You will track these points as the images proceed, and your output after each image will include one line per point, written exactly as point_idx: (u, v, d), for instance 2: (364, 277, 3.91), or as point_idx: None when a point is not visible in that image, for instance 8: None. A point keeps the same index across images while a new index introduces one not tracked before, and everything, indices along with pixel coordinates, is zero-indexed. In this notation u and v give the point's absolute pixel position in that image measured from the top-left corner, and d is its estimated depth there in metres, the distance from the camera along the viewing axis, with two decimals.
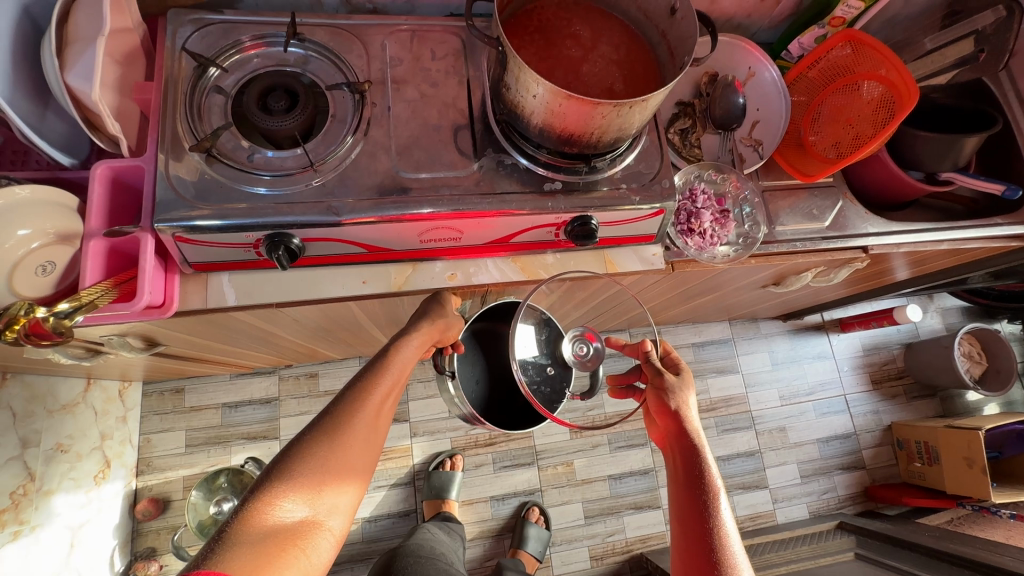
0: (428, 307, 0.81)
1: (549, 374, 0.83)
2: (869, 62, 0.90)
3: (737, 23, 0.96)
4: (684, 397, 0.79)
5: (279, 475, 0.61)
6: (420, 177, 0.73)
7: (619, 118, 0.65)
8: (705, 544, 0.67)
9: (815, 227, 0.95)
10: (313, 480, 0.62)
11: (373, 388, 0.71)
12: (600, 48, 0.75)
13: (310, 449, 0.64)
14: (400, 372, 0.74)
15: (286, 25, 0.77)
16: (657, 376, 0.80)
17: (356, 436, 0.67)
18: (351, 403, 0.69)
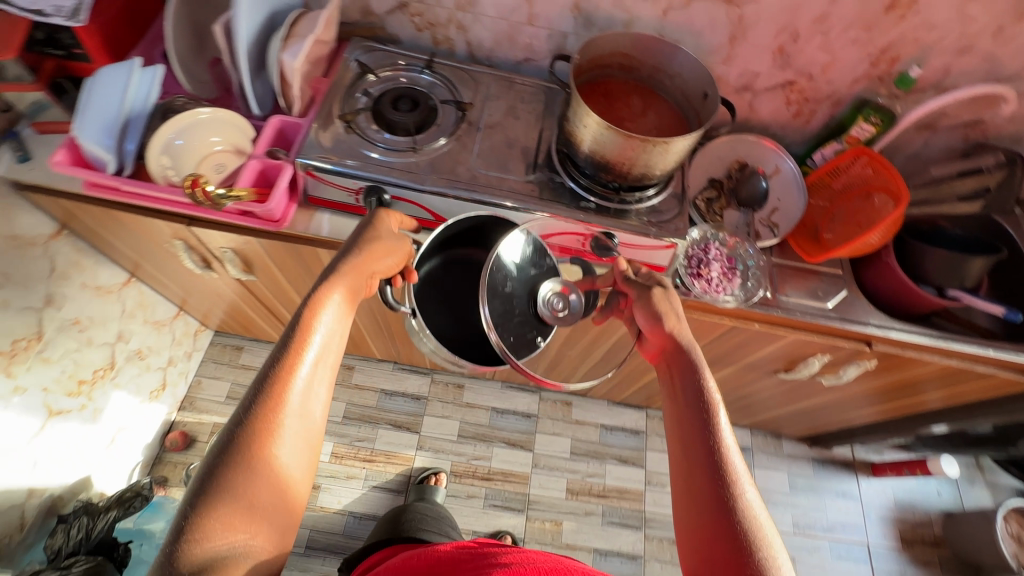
0: (360, 236, 0.80)
1: (544, 346, 0.77)
2: (881, 177, 1.03)
3: (772, 132, 1.17)
4: (663, 303, 0.84)
5: (209, 503, 0.59)
6: (487, 174, 0.95)
7: (645, 153, 0.85)
8: (709, 459, 0.72)
9: (818, 305, 1.05)
10: (253, 500, 0.61)
11: (289, 382, 0.67)
12: (647, 115, 0.98)
13: (235, 465, 0.61)
14: (322, 349, 0.71)
15: (424, 61, 1.07)
16: (643, 293, 0.85)
17: (286, 442, 0.65)
18: (272, 400, 0.65)
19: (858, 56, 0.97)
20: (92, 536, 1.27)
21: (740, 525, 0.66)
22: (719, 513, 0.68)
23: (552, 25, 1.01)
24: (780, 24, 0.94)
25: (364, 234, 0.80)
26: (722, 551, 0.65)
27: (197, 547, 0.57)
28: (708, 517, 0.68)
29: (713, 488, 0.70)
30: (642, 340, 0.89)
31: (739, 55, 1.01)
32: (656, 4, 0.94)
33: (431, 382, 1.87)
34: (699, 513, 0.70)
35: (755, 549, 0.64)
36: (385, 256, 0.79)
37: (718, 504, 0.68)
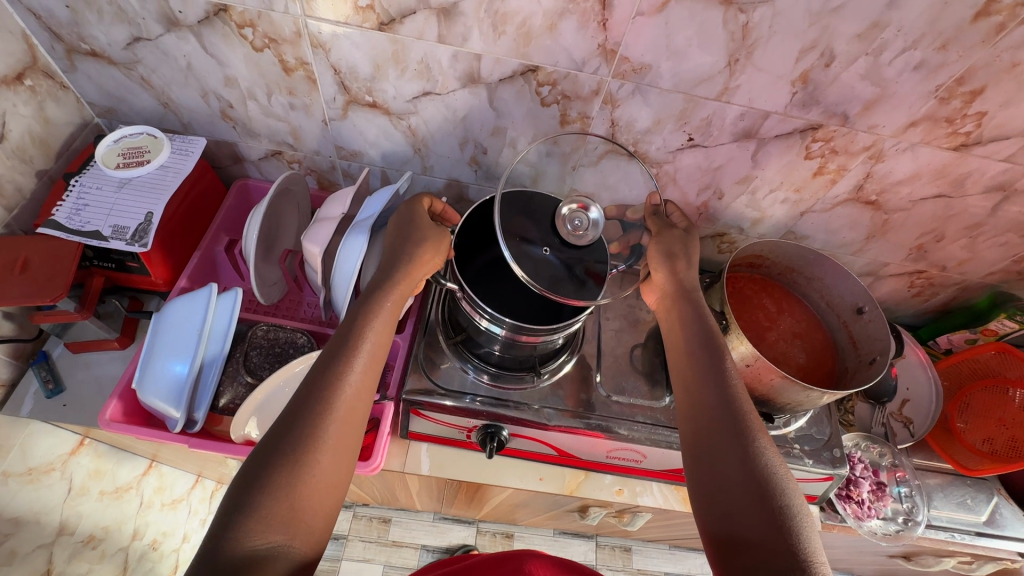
0: (407, 229, 0.72)
1: (551, 257, 0.68)
2: (1017, 369, 0.93)
3: (886, 308, 1.08)
4: (675, 248, 0.74)
5: (248, 497, 0.47)
6: (617, 399, 0.82)
7: (810, 397, 0.74)
8: (717, 411, 0.60)
9: (970, 518, 0.94)
10: (298, 494, 0.49)
11: (344, 363, 0.57)
12: (785, 319, 0.88)
13: (272, 457, 0.50)
14: (377, 335, 0.62)
15: None
16: (665, 241, 0.74)
17: (327, 426, 0.53)
18: (320, 379, 0.56)
19: (1003, 255, 0.90)
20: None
21: (762, 469, 0.54)
22: (728, 463, 0.56)
23: None
24: (927, 228, 0.86)
25: (411, 215, 0.73)
26: (736, 499, 0.53)
27: (235, 547, 0.45)
28: (720, 463, 0.56)
29: (728, 439, 0.57)
30: (647, 283, 0.77)
31: (871, 249, 0.93)
32: (796, 206, 0.85)
33: (477, 533, 1.68)
34: (711, 459, 0.57)
35: (778, 493, 0.52)
36: (428, 249, 0.71)
37: (731, 454, 0.56)
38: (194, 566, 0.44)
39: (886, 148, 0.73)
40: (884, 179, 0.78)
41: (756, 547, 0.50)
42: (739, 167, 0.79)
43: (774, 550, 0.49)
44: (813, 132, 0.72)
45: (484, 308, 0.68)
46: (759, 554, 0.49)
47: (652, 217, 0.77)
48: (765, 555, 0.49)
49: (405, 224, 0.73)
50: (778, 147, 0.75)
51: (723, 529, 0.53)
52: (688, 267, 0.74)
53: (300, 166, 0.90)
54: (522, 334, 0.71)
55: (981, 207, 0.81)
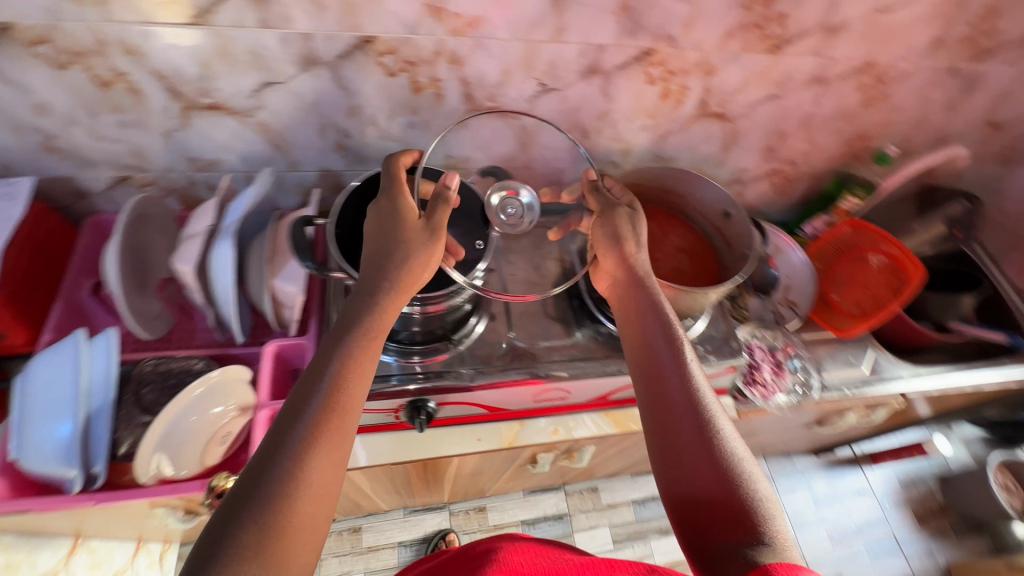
0: (388, 229, 0.64)
1: (484, 246, 0.75)
2: (870, 238, 1.10)
3: (759, 210, 1.19)
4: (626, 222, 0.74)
5: (220, 561, 0.42)
6: (532, 345, 0.86)
7: (698, 299, 0.81)
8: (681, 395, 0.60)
9: (856, 373, 1.08)
10: (275, 551, 0.44)
11: (320, 401, 0.52)
12: (670, 238, 0.94)
13: (246, 513, 0.45)
14: (357, 367, 0.56)
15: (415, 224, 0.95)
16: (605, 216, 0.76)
17: (305, 486, 0.47)
18: (295, 424, 0.50)
19: (836, 141, 1.02)
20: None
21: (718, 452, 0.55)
22: (690, 446, 0.56)
23: (548, 165, 0.94)
24: (769, 129, 0.95)
25: (400, 208, 0.66)
26: (705, 479, 0.54)
27: None
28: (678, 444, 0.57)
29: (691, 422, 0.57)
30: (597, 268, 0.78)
31: (731, 158, 1.01)
32: (655, 131, 0.91)
33: (450, 515, 1.70)
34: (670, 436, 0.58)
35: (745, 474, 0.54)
36: (424, 268, 0.65)
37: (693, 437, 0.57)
38: None
39: (714, 61, 0.79)
40: (721, 91, 0.85)
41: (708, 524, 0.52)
42: (595, 103, 0.83)
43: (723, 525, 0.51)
44: (648, 58, 0.77)
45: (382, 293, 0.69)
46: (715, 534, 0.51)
47: (593, 192, 0.79)
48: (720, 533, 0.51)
49: (380, 221, 0.65)
50: (623, 78, 0.79)
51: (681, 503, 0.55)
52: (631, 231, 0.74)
53: (155, 189, 0.84)
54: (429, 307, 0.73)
55: (806, 101, 0.90)
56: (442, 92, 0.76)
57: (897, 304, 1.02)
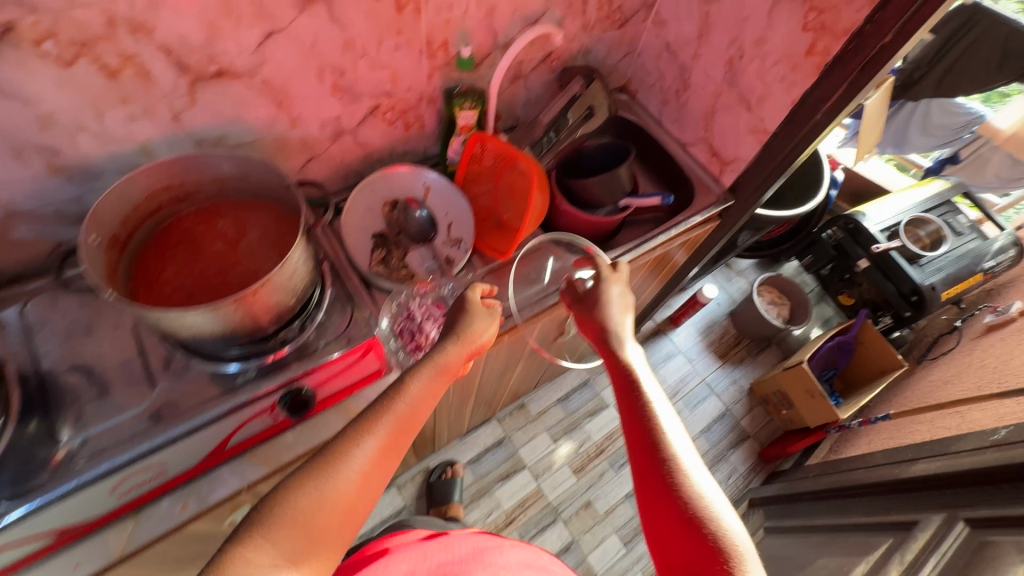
0: (453, 314, 0.82)
1: None
2: (503, 150, 1.02)
3: (400, 151, 1.07)
4: (610, 297, 0.89)
5: (277, 511, 0.56)
6: (91, 433, 0.70)
7: (257, 302, 0.67)
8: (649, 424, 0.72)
9: (539, 287, 1.06)
10: (315, 518, 0.57)
11: (393, 409, 0.67)
12: (250, 233, 0.79)
13: (308, 480, 0.59)
14: (423, 390, 0.70)
15: None
16: (589, 297, 0.90)
17: (345, 472, 0.60)
18: (374, 423, 0.65)
19: (413, 57, 0.90)
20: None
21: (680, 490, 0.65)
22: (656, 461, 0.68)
23: (41, 200, 0.72)
24: (312, 68, 0.80)
25: (461, 302, 0.82)
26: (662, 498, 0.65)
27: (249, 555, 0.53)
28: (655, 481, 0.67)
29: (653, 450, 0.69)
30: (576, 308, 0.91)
31: (301, 113, 0.86)
32: (156, 116, 0.72)
33: None
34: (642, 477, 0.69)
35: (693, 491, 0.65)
36: (481, 332, 0.80)
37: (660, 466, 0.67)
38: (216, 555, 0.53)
39: (130, 15, 0.60)
40: (189, 46, 0.67)
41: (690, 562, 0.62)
42: (9, 112, 0.61)
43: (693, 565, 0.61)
44: (13, 35, 0.56)
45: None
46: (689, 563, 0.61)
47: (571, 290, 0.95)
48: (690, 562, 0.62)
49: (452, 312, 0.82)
50: (12, 71, 0.58)
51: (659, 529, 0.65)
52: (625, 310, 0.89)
53: None
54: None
55: (322, 25, 0.75)
56: None
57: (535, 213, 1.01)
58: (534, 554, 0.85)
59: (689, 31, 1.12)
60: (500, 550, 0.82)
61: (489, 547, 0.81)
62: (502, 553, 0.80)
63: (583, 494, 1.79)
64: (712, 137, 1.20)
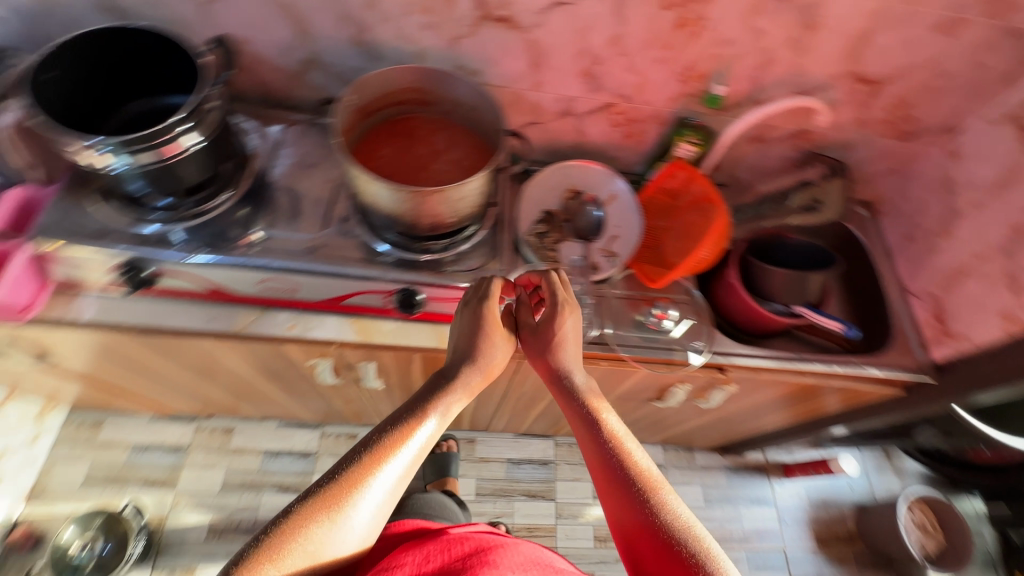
0: (473, 334, 0.77)
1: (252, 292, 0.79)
2: (694, 187, 1.00)
3: (609, 154, 1.10)
4: (566, 331, 0.79)
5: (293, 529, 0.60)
6: (273, 235, 0.88)
7: (426, 206, 0.77)
8: (611, 463, 0.70)
9: (662, 338, 0.99)
10: (324, 545, 0.61)
11: (408, 431, 0.69)
12: (452, 155, 0.90)
13: (325, 501, 0.62)
14: (439, 418, 0.73)
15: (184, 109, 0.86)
16: (545, 328, 0.80)
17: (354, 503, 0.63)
18: (392, 442, 0.68)
19: (666, 76, 0.91)
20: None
21: (648, 508, 0.66)
22: (631, 512, 0.66)
23: (337, 60, 0.91)
24: (575, 47, 0.87)
25: (481, 322, 0.78)
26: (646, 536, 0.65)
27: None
28: (619, 499, 0.68)
29: (617, 482, 0.69)
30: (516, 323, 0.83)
31: (546, 81, 0.94)
32: (442, 33, 0.86)
33: (320, 436, 1.75)
34: (609, 496, 0.70)
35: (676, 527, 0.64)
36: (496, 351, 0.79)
37: (623, 494, 0.68)
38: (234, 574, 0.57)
39: None
40: None
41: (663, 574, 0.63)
42: None
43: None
44: None
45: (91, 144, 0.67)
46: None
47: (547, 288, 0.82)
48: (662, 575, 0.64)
49: (476, 327, 0.78)
50: None
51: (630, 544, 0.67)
52: (573, 345, 0.80)
53: None
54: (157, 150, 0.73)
55: (604, 13, 0.81)
56: None
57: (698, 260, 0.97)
58: (542, 551, 0.79)
59: (984, 175, 0.95)
60: (511, 548, 0.76)
61: (499, 546, 0.74)
62: (507, 551, 0.73)
63: (590, 563, 1.67)
64: (946, 299, 1.00)
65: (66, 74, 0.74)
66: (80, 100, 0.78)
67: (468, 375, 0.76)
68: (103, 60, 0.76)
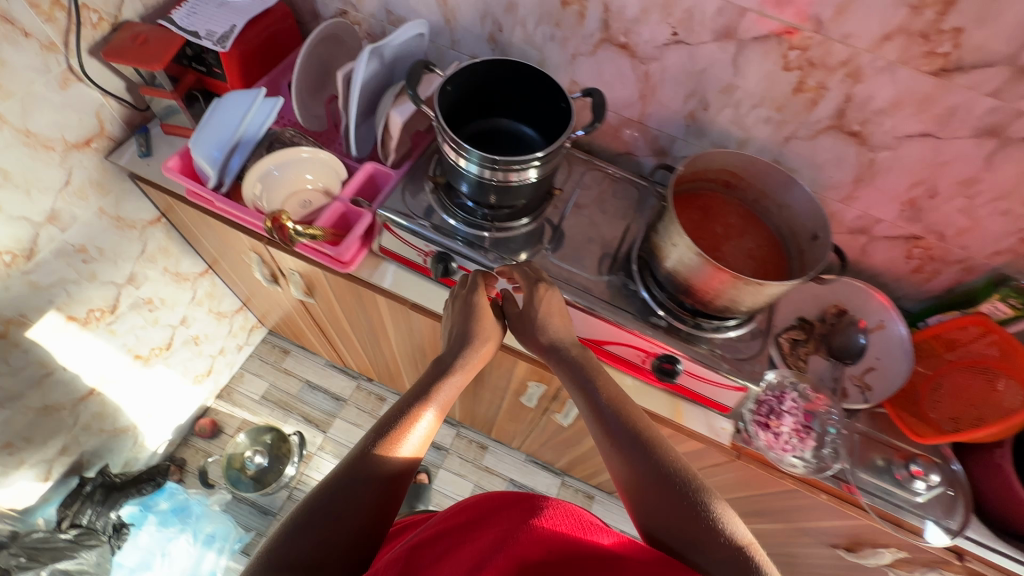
0: (464, 313, 0.82)
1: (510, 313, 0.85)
2: (987, 347, 0.89)
3: (882, 280, 1.04)
4: (544, 310, 0.81)
5: (318, 500, 0.57)
6: (561, 266, 0.92)
7: (735, 290, 0.77)
8: (609, 423, 0.66)
9: (903, 495, 0.89)
10: (343, 517, 0.56)
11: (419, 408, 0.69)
12: (744, 241, 0.91)
13: (346, 471, 0.60)
14: (444, 394, 0.73)
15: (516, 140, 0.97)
16: (530, 294, 0.82)
17: (374, 477, 0.60)
18: (410, 415, 0.68)
19: (1006, 230, 0.85)
20: (107, 515, 1.33)
21: (656, 459, 0.61)
22: (631, 462, 0.61)
23: (661, 126, 0.97)
24: (916, 177, 0.84)
25: (472, 308, 0.82)
26: (658, 497, 0.58)
27: (285, 548, 0.53)
28: (612, 443, 0.65)
29: (613, 437, 0.65)
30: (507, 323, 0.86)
31: (861, 197, 0.91)
32: (780, 129, 0.87)
33: (456, 435, 1.81)
34: (611, 455, 0.65)
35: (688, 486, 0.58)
36: (488, 336, 0.81)
37: (620, 450, 0.63)
38: (270, 554, 0.53)
39: (863, 65, 0.74)
40: (865, 106, 0.78)
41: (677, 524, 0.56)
42: (721, 71, 0.83)
43: (682, 529, 0.55)
44: (789, 37, 0.75)
45: (463, 150, 0.80)
46: (668, 524, 0.56)
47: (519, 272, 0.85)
48: (672, 529, 0.56)
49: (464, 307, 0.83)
50: (757, 53, 0.78)
51: (641, 501, 0.59)
52: (562, 317, 0.82)
53: (359, 28, 1.08)
54: (500, 175, 0.83)
55: (973, 155, 0.78)
56: (586, 12, 0.85)
57: (976, 435, 0.86)
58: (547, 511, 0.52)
59: None
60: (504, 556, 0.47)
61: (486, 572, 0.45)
62: None
63: None
64: None
65: (477, 85, 0.90)
66: (458, 111, 0.92)
67: (472, 346, 0.79)
68: (491, 84, 0.90)
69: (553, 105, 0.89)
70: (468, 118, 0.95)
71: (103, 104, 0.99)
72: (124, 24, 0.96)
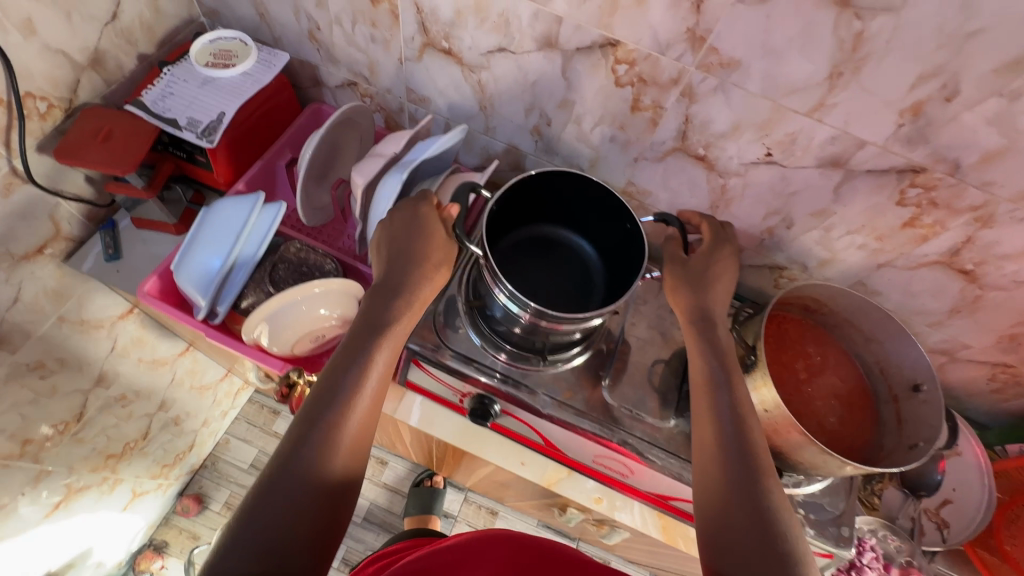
0: (409, 250, 0.66)
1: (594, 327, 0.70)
2: None
3: (955, 394, 0.95)
4: (720, 268, 0.68)
5: (250, 501, 0.47)
6: (621, 408, 0.78)
7: (831, 466, 0.67)
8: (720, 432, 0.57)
9: None
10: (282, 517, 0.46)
11: (360, 370, 0.57)
12: (827, 376, 0.79)
13: (283, 462, 0.49)
14: (389, 345, 0.60)
15: (565, 252, 0.82)
16: (715, 245, 0.70)
17: (305, 460, 0.50)
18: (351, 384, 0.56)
19: None
20: None
21: (749, 473, 0.53)
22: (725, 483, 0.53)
23: None
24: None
25: (417, 241, 0.67)
26: (742, 513, 0.50)
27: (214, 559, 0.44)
28: (717, 429, 0.57)
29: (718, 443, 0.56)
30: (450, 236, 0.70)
31: (953, 324, 0.81)
32: (874, 256, 0.76)
33: (464, 501, 1.68)
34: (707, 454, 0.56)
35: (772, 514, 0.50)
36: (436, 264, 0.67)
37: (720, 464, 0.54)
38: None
39: (997, 212, 0.62)
40: (987, 249, 0.67)
41: (754, 541, 0.48)
42: (817, 196, 0.71)
43: (752, 532, 0.49)
44: (913, 176, 0.63)
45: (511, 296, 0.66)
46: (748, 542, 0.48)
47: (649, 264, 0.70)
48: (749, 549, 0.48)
49: (408, 236, 0.67)
50: (866, 185, 0.66)
51: (719, 516, 0.51)
52: (732, 287, 0.69)
53: (371, 102, 0.91)
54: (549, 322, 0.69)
55: None
56: (659, 120, 0.70)
57: None
58: None
59: None
60: None
61: None
62: None
63: None
64: None
65: (523, 196, 0.75)
66: (501, 223, 0.77)
67: (420, 275, 0.65)
68: (541, 193, 0.76)
69: (616, 225, 0.75)
70: (512, 227, 0.80)
71: (58, 204, 0.81)
72: (81, 108, 0.78)
